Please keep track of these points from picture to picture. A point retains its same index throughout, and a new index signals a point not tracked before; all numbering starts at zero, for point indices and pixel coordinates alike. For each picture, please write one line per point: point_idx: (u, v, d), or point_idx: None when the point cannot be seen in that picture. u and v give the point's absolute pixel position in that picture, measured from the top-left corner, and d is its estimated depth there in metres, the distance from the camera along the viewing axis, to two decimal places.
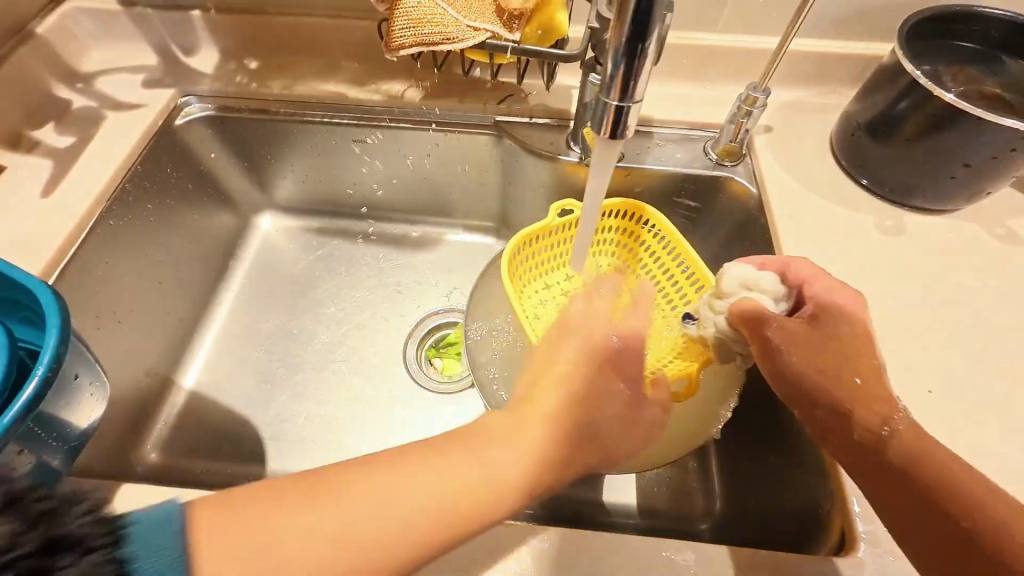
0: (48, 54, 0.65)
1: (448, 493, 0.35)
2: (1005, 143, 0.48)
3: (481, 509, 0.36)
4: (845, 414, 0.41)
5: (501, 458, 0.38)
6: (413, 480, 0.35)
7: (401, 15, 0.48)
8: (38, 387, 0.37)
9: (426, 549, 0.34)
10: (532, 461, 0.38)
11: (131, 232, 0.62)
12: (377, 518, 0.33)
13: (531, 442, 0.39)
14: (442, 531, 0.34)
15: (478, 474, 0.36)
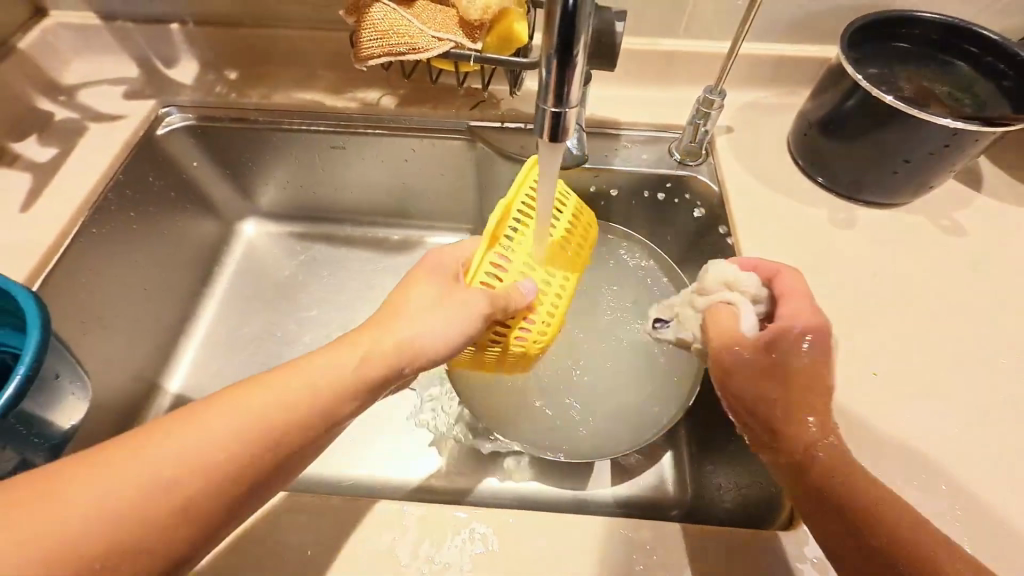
0: (29, 69, 0.67)
1: (230, 451, 0.34)
2: (941, 139, 0.51)
3: (250, 472, 0.34)
4: (775, 432, 0.40)
5: (262, 418, 0.35)
6: (148, 468, 0.31)
7: (368, 28, 0.51)
8: (20, 386, 0.39)
9: (223, 498, 0.33)
10: (300, 411, 0.36)
11: (114, 240, 0.64)
12: (101, 524, 0.29)
13: (301, 389, 0.37)
14: (228, 477, 0.33)
15: (238, 440, 0.34)
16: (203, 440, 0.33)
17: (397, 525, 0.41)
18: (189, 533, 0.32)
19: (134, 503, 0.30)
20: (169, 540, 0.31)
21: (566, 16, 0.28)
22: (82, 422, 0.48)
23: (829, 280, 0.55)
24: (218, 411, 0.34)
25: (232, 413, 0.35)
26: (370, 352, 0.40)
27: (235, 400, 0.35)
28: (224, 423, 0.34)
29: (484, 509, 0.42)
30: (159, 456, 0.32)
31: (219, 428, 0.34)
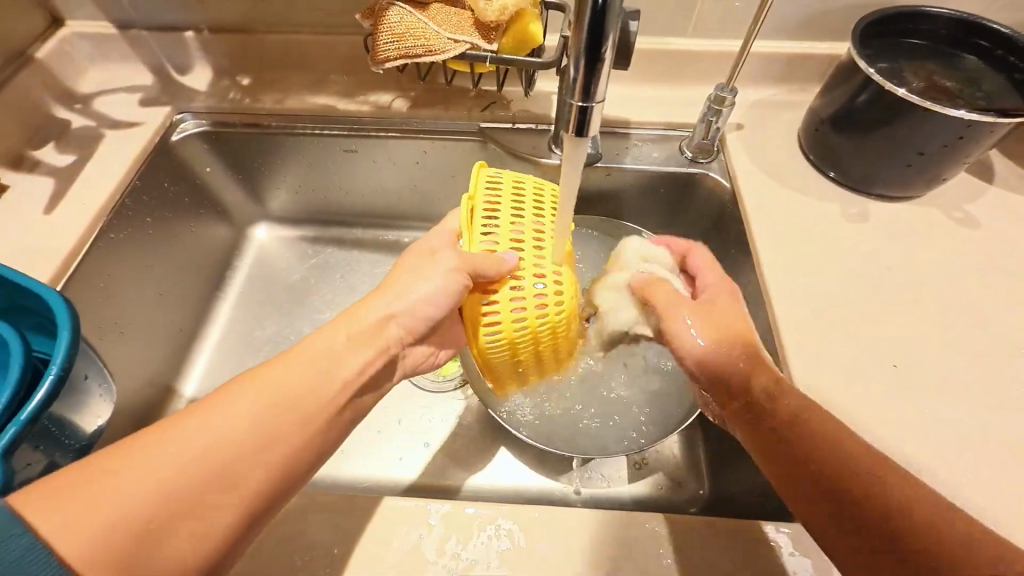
0: (48, 78, 0.68)
1: (258, 426, 0.36)
2: (953, 132, 0.51)
3: (283, 448, 0.37)
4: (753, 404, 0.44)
5: (287, 399, 0.38)
6: (183, 450, 0.34)
7: (385, 31, 0.52)
8: (53, 387, 0.39)
9: (255, 467, 0.36)
10: (321, 392, 0.40)
11: (131, 245, 0.64)
12: (141, 505, 0.31)
13: (316, 372, 0.40)
14: (257, 449, 0.36)
15: (268, 420, 0.37)
16: (228, 421, 0.36)
17: (423, 521, 0.41)
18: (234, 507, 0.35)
19: (178, 475, 0.33)
20: (213, 514, 0.34)
21: (595, 12, 0.28)
22: (107, 424, 0.48)
23: (844, 273, 0.56)
24: (236, 395, 0.37)
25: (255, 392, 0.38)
26: (362, 329, 0.44)
27: (257, 385, 0.38)
28: (246, 406, 0.37)
29: (509, 505, 0.42)
30: (190, 440, 0.34)
31: (243, 411, 0.36)
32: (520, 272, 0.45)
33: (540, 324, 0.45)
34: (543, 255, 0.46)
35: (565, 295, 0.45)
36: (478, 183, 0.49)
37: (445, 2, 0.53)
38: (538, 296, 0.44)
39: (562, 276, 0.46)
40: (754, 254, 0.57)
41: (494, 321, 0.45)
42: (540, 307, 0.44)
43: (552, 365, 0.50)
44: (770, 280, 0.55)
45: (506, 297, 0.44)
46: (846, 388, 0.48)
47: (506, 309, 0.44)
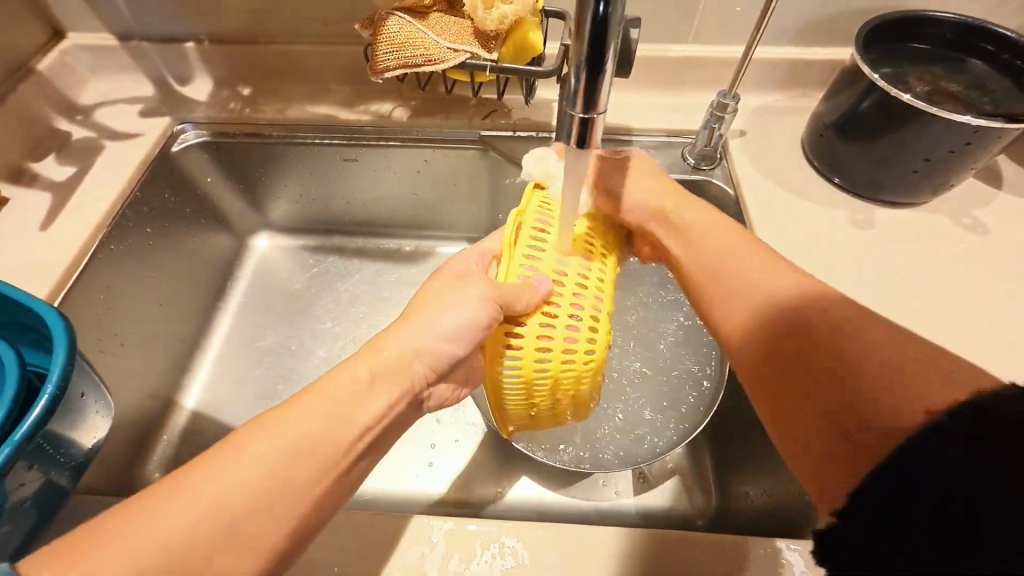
0: (48, 90, 0.68)
1: (263, 488, 0.33)
2: (961, 137, 0.50)
3: (307, 491, 0.35)
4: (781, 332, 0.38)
5: (315, 441, 0.36)
6: (205, 501, 0.32)
7: (384, 42, 0.52)
8: (48, 405, 0.39)
9: (263, 532, 0.33)
10: (347, 432, 0.38)
11: (130, 257, 0.64)
12: (161, 557, 0.30)
13: (340, 410, 0.38)
14: (259, 513, 0.33)
15: (293, 465, 0.35)
16: (254, 469, 0.34)
17: (425, 540, 0.40)
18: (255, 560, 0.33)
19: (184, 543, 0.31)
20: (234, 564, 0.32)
21: (596, 23, 0.28)
22: (105, 440, 0.48)
23: (851, 281, 0.55)
24: (255, 439, 0.35)
25: (258, 447, 0.35)
26: (384, 364, 0.42)
27: (282, 429, 0.36)
28: (269, 454, 0.35)
29: (513, 522, 0.41)
30: (211, 490, 0.32)
31: (266, 456, 0.34)
32: (553, 319, 0.43)
33: (563, 371, 0.43)
34: (581, 305, 0.44)
35: (596, 352, 0.44)
36: (530, 201, 0.48)
37: (444, 12, 0.53)
38: (567, 348, 0.43)
39: (600, 330, 0.44)
40: None
41: (516, 363, 0.43)
42: (566, 354, 0.43)
43: (570, 413, 0.49)
44: None
45: (532, 341, 0.43)
46: None
47: (530, 347, 0.43)
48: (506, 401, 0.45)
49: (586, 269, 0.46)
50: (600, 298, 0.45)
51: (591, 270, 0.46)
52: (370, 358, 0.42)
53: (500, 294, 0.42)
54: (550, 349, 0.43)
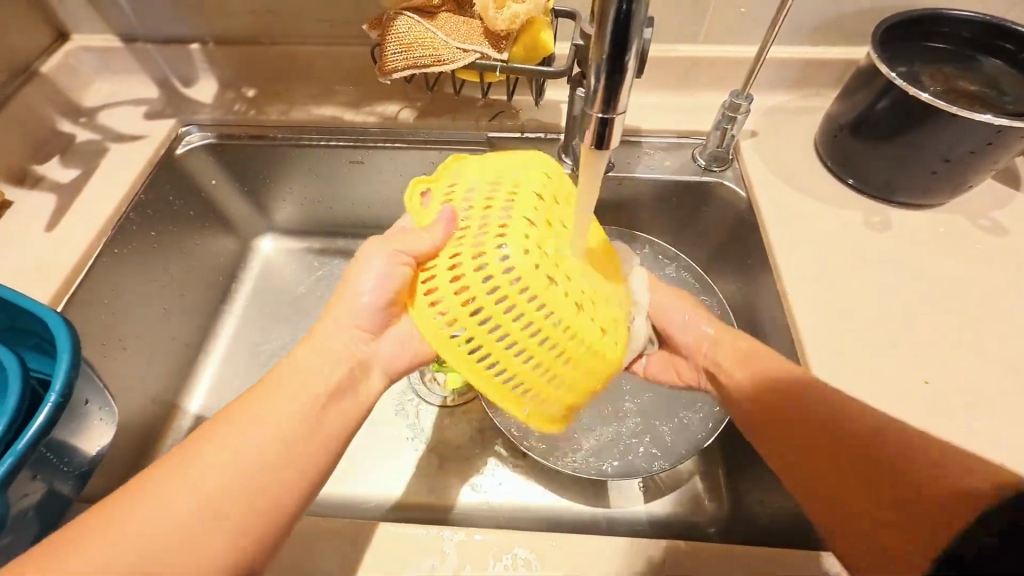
0: (53, 92, 0.68)
1: (241, 474, 0.35)
2: (982, 138, 0.49)
3: (285, 460, 0.36)
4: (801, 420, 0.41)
5: (279, 418, 0.38)
6: (184, 489, 0.33)
7: (393, 42, 0.51)
8: (51, 413, 0.38)
9: (241, 523, 0.34)
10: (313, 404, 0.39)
11: (136, 260, 0.63)
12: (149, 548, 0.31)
13: (304, 386, 0.40)
14: (236, 502, 0.34)
15: (265, 440, 0.36)
16: (229, 452, 0.35)
17: (436, 551, 0.40)
18: (247, 535, 0.34)
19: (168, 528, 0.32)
20: (223, 544, 0.33)
21: (619, 20, 0.27)
22: (110, 446, 0.47)
23: (867, 284, 0.54)
24: (223, 427, 0.36)
25: (235, 432, 0.36)
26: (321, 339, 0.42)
27: (247, 412, 0.37)
28: (238, 437, 0.36)
29: (522, 532, 0.40)
30: (187, 479, 0.34)
31: (240, 438, 0.36)
32: (462, 253, 0.41)
33: (480, 290, 0.38)
34: (486, 227, 0.41)
35: (518, 267, 0.39)
36: (438, 165, 0.48)
37: (453, 11, 0.52)
38: (475, 264, 0.39)
39: (510, 245, 0.40)
40: (773, 263, 0.56)
41: (446, 314, 0.40)
42: (476, 271, 0.39)
43: (555, 371, 0.40)
44: (791, 293, 0.53)
45: (451, 282, 0.40)
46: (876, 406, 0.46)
47: (444, 277, 0.41)
48: (468, 366, 0.39)
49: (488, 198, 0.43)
50: (507, 214, 0.41)
51: (491, 195, 0.43)
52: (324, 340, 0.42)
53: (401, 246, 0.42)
54: (459, 275, 0.40)
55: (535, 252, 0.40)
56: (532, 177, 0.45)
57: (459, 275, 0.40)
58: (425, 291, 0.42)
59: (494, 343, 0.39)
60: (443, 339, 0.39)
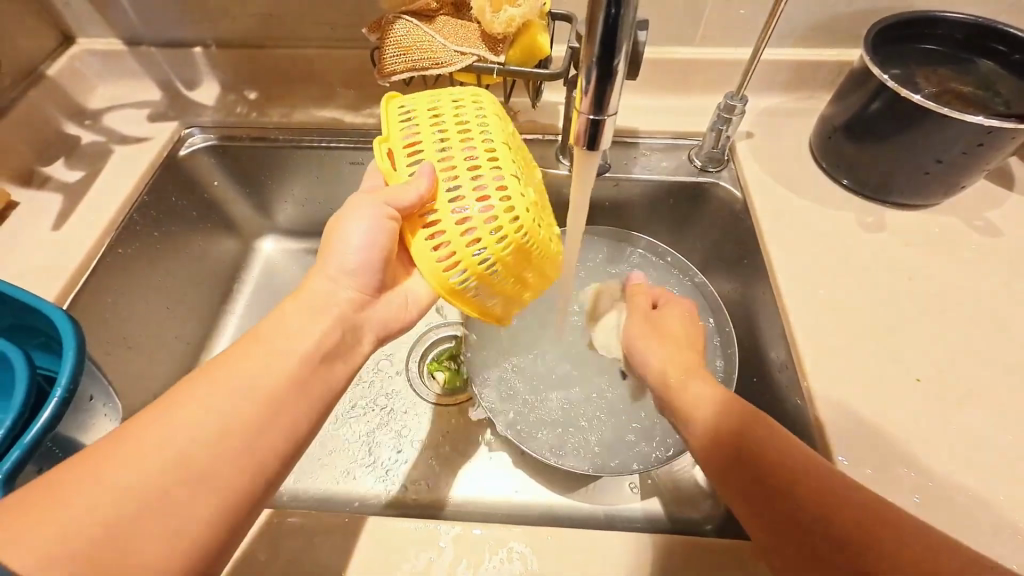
0: (59, 95, 0.69)
1: (210, 452, 0.35)
2: (973, 139, 0.50)
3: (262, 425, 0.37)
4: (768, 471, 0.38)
5: (279, 384, 0.39)
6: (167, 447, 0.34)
7: (392, 45, 0.52)
8: (57, 408, 0.39)
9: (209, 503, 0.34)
10: (296, 371, 0.40)
11: (140, 260, 0.64)
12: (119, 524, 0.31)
13: (284, 351, 0.40)
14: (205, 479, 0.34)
15: (244, 402, 0.37)
16: (198, 427, 0.35)
17: (434, 545, 0.40)
18: (222, 498, 0.34)
19: (136, 497, 0.32)
20: (199, 506, 0.33)
21: (608, 24, 0.28)
22: None
23: (861, 283, 0.54)
24: (202, 388, 0.37)
25: (207, 408, 0.36)
26: (308, 298, 0.43)
27: (230, 374, 0.38)
28: (220, 397, 0.36)
29: (518, 527, 0.41)
30: (167, 437, 0.34)
31: (222, 399, 0.36)
32: (458, 193, 0.41)
33: (495, 244, 0.40)
34: (475, 166, 0.42)
35: (511, 203, 0.41)
36: (388, 117, 0.45)
37: (451, 15, 0.53)
38: (485, 220, 0.40)
39: (504, 181, 0.41)
40: (767, 262, 0.56)
41: (445, 251, 0.41)
42: (488, 224, 0.40)
43: (535, 250, 0.42)
44: (785, 292, 0.53)
45: (449, 221, 0.41)
46: (868, 403, 0.46)
47: (452, 232, 0.41)
48: (465, 297, 0.43)
49: (462, 136, 0.43)
50: (491, 150, 0.42)
51: (466, 132, 0.43)
52: (317, 309, 0.43)
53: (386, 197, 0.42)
54: (468, 231, 0.41)
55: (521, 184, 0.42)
56: (493, 118, 0.45)
57: (469, 229, 0.41)
58: (422, 228, 0.43)
59: (490, 275, 0.42)
60: (443, 276, 0.41)
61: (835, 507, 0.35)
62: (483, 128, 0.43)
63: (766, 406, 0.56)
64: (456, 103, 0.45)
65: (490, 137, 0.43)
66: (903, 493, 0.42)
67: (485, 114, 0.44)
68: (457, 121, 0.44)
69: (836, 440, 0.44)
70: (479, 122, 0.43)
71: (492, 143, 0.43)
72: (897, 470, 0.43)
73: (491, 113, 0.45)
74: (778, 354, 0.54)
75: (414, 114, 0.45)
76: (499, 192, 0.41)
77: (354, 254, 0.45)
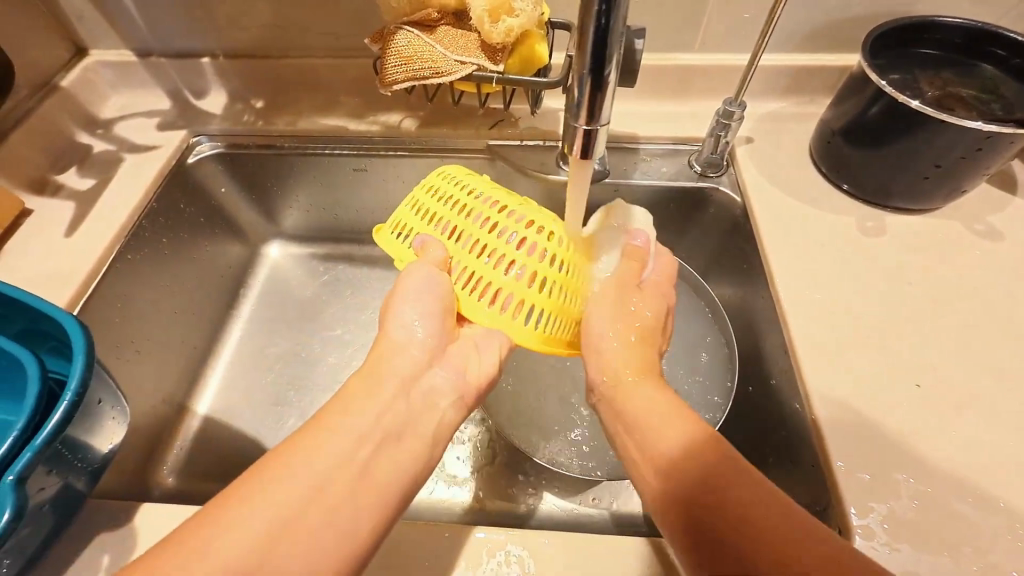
0: (72, 105, 0.71)
1: (297, 522, 0.33)
2: (972, 143, 0.50)
3: (348, 504, 0.35)
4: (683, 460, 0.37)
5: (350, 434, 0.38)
6: (235, 530, 0.32)
7: (393, 54, 0.53)
8: (67, 411, 0.40)
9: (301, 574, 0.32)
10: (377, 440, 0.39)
11: (149, 265, 0.66)
12: None
13: (363, 420, 0.39)
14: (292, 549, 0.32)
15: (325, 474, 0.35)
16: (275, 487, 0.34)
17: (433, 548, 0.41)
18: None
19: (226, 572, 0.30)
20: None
21: (598, 35, 0.28)
22: (121, 444, 0.48)
23: (861, 288, 0.54)
24: (287, 462, 0.35)
25: (292, 473, 0.35)
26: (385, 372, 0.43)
27: (300, 452, 0.36)
28: (297, 471, 0.35)
29: (518, 531, 0.41)
30: (248, 507, 0.33)
31: (300, 476, 0.35)
32: (486, 245, 0.46)
33: (549, 271, 0.44)
34: (487, 222, 0.47)
35: (550, 232, 0.46)
36: (388, 242, 0.51)
37: (452, 24, 0.54)
38: (525, 254, 0.44)
39: (523, 216, 0.46)
40: (767, 267, 0.56)
41: (503, 300, 0.45)
42: (536, 256, 0.44)
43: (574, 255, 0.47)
44: (784, 299, 0.53)
45: (492, 275, 0.45)
46: (867, 409, 0.46)
47: (500, 279, 0.45)
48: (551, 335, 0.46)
49: (458, 206, 0.48)
50: (492, 200, 0.48)
51: (460, 203, 0.48)
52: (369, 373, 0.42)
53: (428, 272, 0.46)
54: (519, 275, 0.44)
55: (537, 211, 0.48)
56: (471, 178, 0.50)
57: (517, 273, 0.44)
58: (471, 294, 0.46)
59: (563, 299, 0.45)
60: (523, 328, 0.45)
61: (737, 501, 0.34)
62: (472, 192, 0.49)
63: (767, 412, 0.56)
64: (433, 186, 0.51)
65: (483, 195, 0.48)
66: (902, 498, 0.41)
67: (467, 179, 0.50)
68: (445, 199, 0.49)
69: (835, 446, 0.44)
70: (463, 188, 0.49)
71: (482, 200, 0.48)
72: (896, 477, 0.43)
73: (472, 173, 0.51)
74: (778, 359, 0.54)
75: (408, 223, 0.51)
76: (532, 226, 0.46)
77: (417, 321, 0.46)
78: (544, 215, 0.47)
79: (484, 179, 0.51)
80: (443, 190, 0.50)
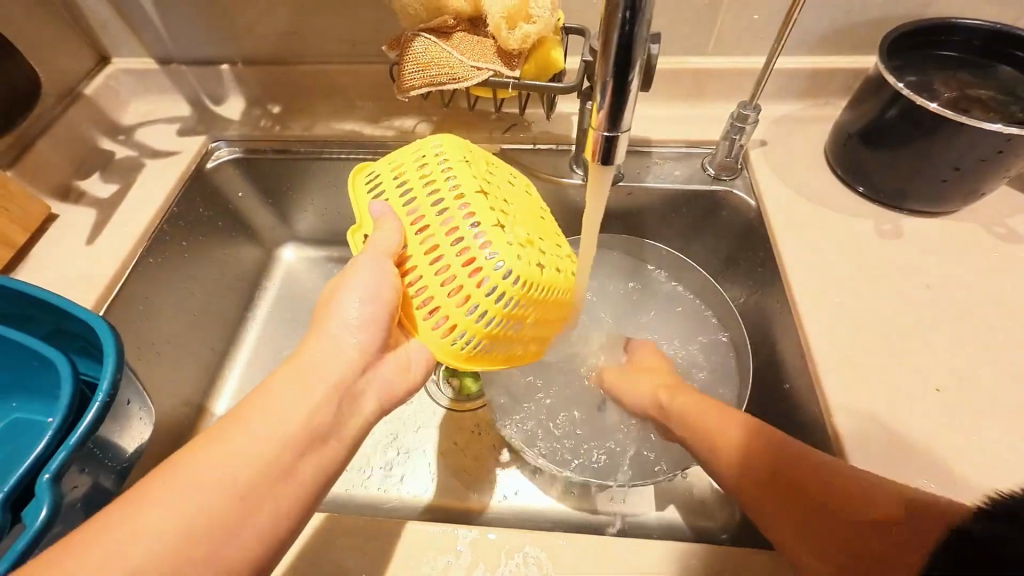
0: (95, 112, 0.72)
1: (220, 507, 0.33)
2: (992, 147, 0.50)
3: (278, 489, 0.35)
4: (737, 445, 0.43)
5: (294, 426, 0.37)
6: (139, 538, 0.30)
7: (410, 61, 0.53)
8: (99, 412, 0.41)
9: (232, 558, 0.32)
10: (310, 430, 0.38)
11: (170, 268, 0.67)
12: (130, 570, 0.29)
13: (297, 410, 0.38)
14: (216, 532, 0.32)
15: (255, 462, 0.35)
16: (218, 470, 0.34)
17: (451, 549, 0.41)
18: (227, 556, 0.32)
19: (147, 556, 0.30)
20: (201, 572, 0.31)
21: (621, 43, 0.29)
22: (146, 444, 0.50)
23: (878, 292, 0.54)
24: (217, 450, 0.35)
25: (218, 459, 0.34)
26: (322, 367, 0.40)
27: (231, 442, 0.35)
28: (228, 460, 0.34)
29: (535, 532, 0.42)
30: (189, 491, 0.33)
31: (214, 478, 0.34)
32: (440, 256, 0.42)
33: (491, 305, 0.41)
34: (453, 229, 0.42)
35: (507, 265, 0.41)
36: (359, 198, 0.48)
37: (467, 31, 0.54)
38: (471, 282, 0.41)
39: (488, 240, 0.41)
40: (783, 270, 0.56)
41: (439, 319, 0.42)
42: (483, 289, 0.41)
43: (537, 293, 0.43)
44: (800, 303, 0.53)
45: (433, 284, 0.43)
46: (886, 414, 0.46)
47: (442, 299, 0.42)
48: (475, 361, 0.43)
49: (434, 199, 0.44)
50: (468, 208, 0.43)
51: (438, 194, 0.44)
52: (299, 369, 0.40)
53: (376, 255, 0.42)
54: (459, 302, 0.41)
55: (509, 238, 0.43)
56: (460, 169, 0.45)
57: (456, 301, 0.41)
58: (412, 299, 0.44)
59: (493, 332, 0.42)
60: (446, 348, 0.42)
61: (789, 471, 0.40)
62: (452, 188, 0.44)
63: (783, 417, 0.55)
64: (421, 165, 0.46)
65: (461, 196, 0.43)
66: None
67: (454, 170, 0.45)
68: (425, 183, 0.45)
69: (854, 451, 0.44)
70: (447, 181, 0.44)
71: (458, 203, 0.43)
72: (916, 482, 0.42)
73: (466, 164, 0.46)
74: (794, 363, 0.54)
75: (384, 192, 0.47)
76: (493, 251, 0.41)
77: (356, 311, 0.42)
78: (513, 243, 0.42)
79: (473, 176, 0.45)
80: (428, 175, 0.45)
